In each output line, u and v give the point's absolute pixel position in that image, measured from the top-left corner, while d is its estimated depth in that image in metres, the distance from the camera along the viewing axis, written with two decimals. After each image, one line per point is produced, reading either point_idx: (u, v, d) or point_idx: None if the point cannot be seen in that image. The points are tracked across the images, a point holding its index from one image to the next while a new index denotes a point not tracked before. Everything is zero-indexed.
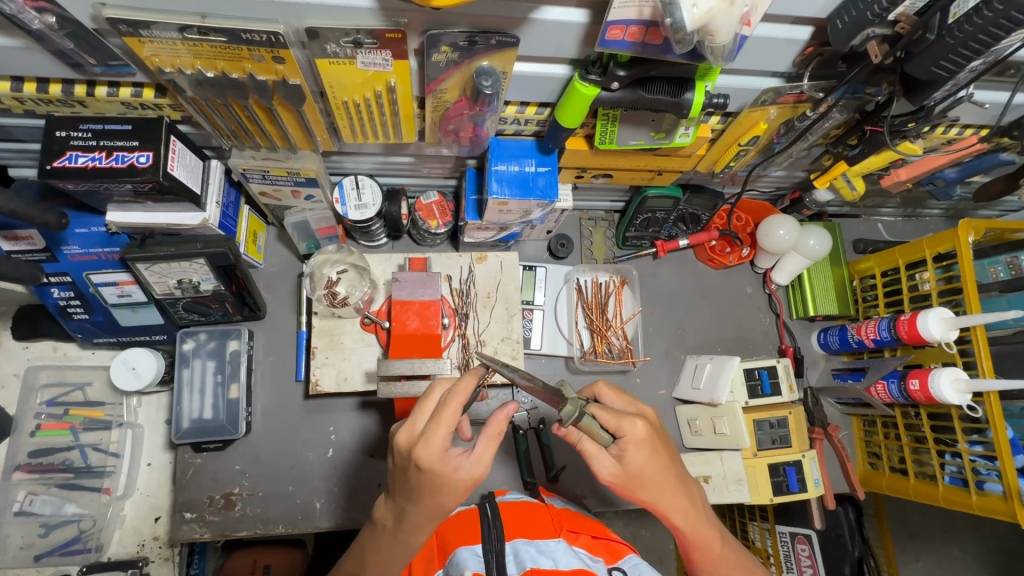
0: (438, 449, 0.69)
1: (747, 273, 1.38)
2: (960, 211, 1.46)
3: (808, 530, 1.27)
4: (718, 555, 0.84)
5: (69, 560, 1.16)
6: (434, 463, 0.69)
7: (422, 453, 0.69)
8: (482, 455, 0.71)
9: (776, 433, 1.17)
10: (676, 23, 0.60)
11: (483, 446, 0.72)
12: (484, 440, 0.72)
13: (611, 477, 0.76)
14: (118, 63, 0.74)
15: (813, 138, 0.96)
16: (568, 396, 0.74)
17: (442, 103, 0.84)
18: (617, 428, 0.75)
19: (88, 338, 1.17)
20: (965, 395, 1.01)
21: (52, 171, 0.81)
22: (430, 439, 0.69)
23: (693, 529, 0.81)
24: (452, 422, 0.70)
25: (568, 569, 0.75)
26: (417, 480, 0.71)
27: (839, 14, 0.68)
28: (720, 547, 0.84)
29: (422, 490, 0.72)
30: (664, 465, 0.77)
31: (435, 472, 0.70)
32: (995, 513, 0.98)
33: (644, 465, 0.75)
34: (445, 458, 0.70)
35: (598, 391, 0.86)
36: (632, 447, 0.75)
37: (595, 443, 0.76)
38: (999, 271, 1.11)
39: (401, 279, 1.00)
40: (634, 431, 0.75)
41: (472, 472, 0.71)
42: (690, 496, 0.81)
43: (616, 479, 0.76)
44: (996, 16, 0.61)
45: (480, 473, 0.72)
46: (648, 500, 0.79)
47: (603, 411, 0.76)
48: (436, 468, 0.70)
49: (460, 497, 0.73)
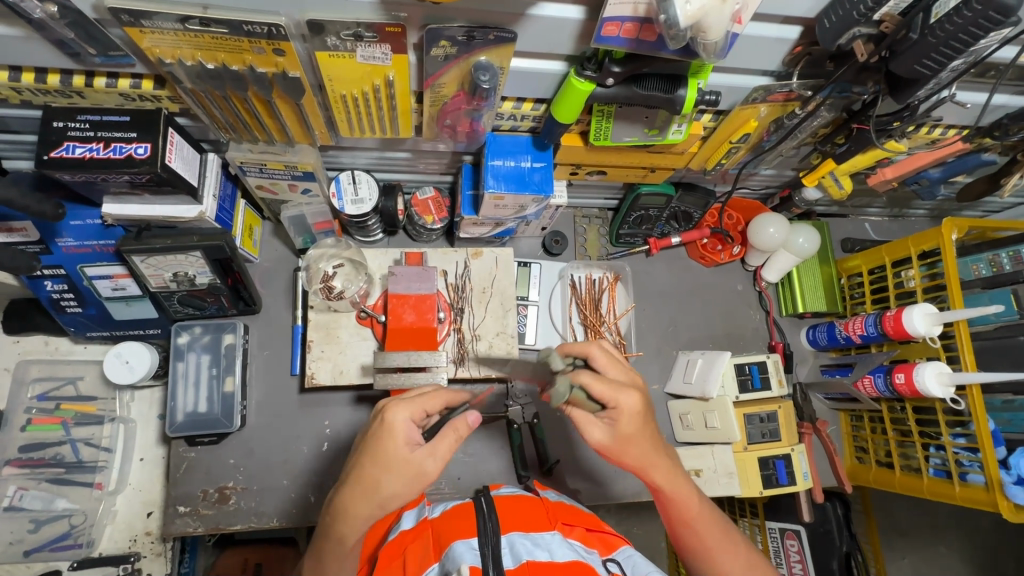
0: (404, 415, 0.74)
1: (738, 271, 1.40)
2: (944, 212, 1.49)
3: (797, 525, 1.29)
4: (694, 515, 0.84)
5: (60, 555, 1.14)
6: (395, 425, 0.73)
7: (389, 412, 0.73)
8: (434, 446, 0.74)
9: (766, 427, 1.19)
10: (670, 19, 0.62)
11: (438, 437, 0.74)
12: (444, 436, 0.74)
13: (600, 443, 0.78)
14: (118, 53, 0.75)
15: (801, 136, 0.99)
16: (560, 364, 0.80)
17: (440, 98, 0.85)
18: (613, 399, 0.75)
19: (80, 332, 1.16)
20: (949, 388, 1.03)
21: (49, 161, 0.81)
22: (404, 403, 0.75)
23: (673, 497, 0.83)
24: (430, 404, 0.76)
25: (565, 562, 0.77)
26: (372, 439, 0.74)
27: (826, 14, 0.70)
28: (694, 508, 0.84)
29: (371, 454, 0.73)
30: (650, 432, 0.79)
31: (387, 437, 0.72)
32: (978, 504, 1.02)
33: (635, 433, 0.77)
34: (408, 428, 0.74)
35: (591, 354, 0.81)
36: (625, 419, 0.76)
37: (586, 412, 0.78)
38: (982, 268, 1.14)
39: (397, 273, 1.01)
40: (627, 402, 0.76)
41: (422, 457, 0.72)
42: (669, 458, 0.83)
43: (609, 442, 0.78)
44: (976, 16, 0.64)
45: (429, 469, 0.73)
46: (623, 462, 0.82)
47: (596, 383, 0.75)
48: (394, 430, 0.73)
49: (397, 488, 0.72)
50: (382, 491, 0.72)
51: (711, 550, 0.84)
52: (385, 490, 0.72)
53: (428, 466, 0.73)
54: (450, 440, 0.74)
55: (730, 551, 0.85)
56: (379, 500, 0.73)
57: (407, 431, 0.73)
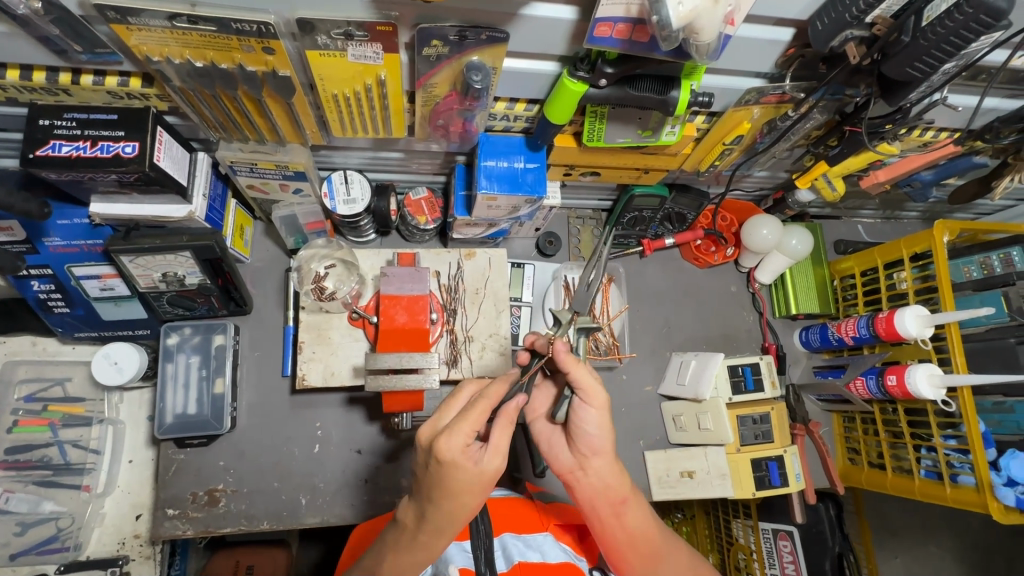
0: (457, 445, 0.69)
1: (731, 272, 1.40)
2: (936, 214, 1.50)
3: (790, 525, 1.28)
4: (648, 523, 0.83)
5: (46, 559, 1.13)
6: (457, 459, 0.69)
7: (442, 448, 0.69)
8: (491, 445, 0.71)
9: (759, 428, 1.20)
10: (662, 20, 0.61)
11: (496, 436, 0.72)
12: (499, 433, 0.72)
13: (601, 405, 0.76)
14: (104, 51, 0.74)
15: (794, 139, 0.99)
16: (563, 319, 0.87)
17: (432, 98, 0.85)
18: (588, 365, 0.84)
19: (68, 332, 1.14)
20: (940, 390, 1.03)
21: (34, 160, 0.80)
22: (453, 433, 0.70)
23: (631, 499, 0.81)
24: (476, 419, 0.70)
25: (556, 563, 0.81)
26: (437, 475, 0.71)
27: (818, 16, 0.70)
28: (648, 513, 0.83)
29: (443, 485, 0.70)
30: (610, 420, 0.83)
31: (454, 470, 0.69)
32: (968, 505, 1.02)
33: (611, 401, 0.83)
34: (467, 452, 0.70)
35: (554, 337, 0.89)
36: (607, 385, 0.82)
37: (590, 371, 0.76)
38: (973, 271, 1.14)
39: (389, 274, 0.99)
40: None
41: (493, 466, 0.71)
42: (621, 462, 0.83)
43: (602, 407, 0.76)
44: (967, 19, 0.64)
45: (502, 466, 0.72)
46: (589, 444, 0.78)
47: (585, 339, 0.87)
48: (456, 462, 0.69)
49: (480, 496, 0.72)
50: (463, 505, 0.72)
51: (659, 555, 0.84)
52: (468, 506, 0.72)
53: (497, 468, 0.71)
54: (507, 431, 0.72)
55: (675, 554, 0.86)
56: (461, 513, 0.73)
57: (472, 453, 0.70)
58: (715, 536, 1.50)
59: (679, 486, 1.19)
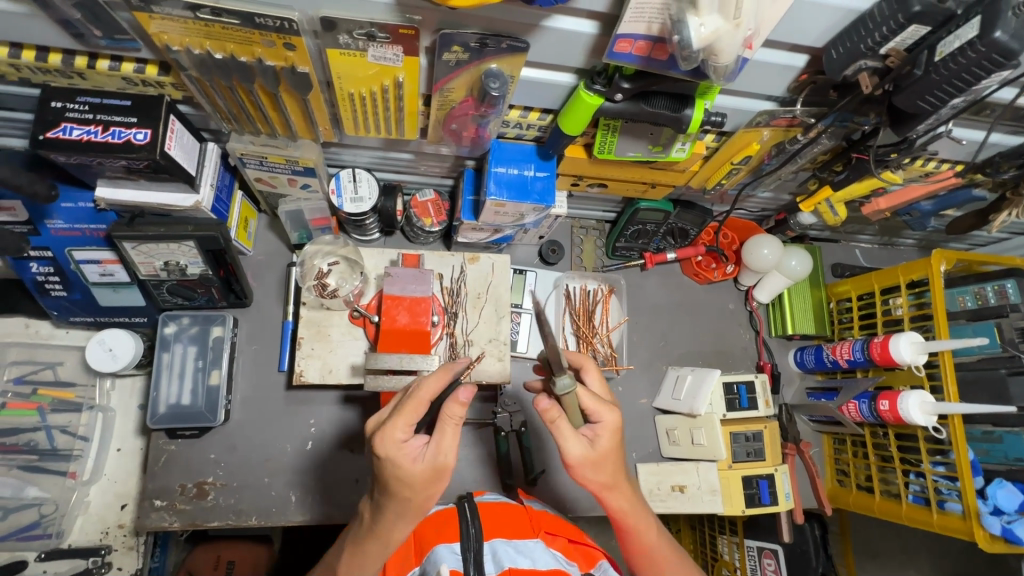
0: (395, 438, 0.70)
1: (730, 289, 1.41)
2: (932, 243, 1.53)
3: (775, 545, 1.27)
4: (654, 546, 0.84)
5: (27, 545, 1.11)
6: (394, 451, 0.70)
7: (380, 446, 0.70)
8: (440, 442, 0.71)
9: (751, 446, 1.21)
10: (683, 40, 0.63)
11: (443, 434, 0.70)
12: (446, 430, 0.70)
13: (578, 458, 0.73)
14: (124, 37, 0.73)
15: (801, 162, 1.00)
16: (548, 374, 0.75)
17: (448, 102, 0.85)
18: (595, 411, 0.76)
19: (63, 317, 1.12)
20: (931, 417, 1.05)
21: (44, 141, 0.80)
22: (387, 430, 0.70)
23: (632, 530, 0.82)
24: (411, 413, 0.71)
25: (546, 569, 0.78)
26: (381, 470, 0.72)
27: (834, 45, 0.72)
28: (656, 534, 0.84)
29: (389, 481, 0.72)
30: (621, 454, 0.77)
31: (395, 462, 0.70)
32: (954, 532, 1.03)
33: (612, 449, 0.75)
34: (404, 446, 0.70)
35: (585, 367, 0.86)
36: (604, 434, 0.75)
37: (571, 427, 0.73)
38: (967, 301, 1.16)
39: (393, 275, 1.01)
40: (610, 418, 0.76)
41: (434, 460, 0.70)
42: (629, 496, 0.80)
43: (577, 462, 0.74)
44: (980, 56, 0.64)
45: (447, 461, 0.71)
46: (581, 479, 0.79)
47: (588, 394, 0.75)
48: (394, 457, 0.70)
49: (434, 489, 0.72)
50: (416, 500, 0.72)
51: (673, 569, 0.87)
52: (425, 500, 0.73)
53: (446, 461, 0.71)
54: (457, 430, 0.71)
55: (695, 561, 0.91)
56: (416, 502, 0.73)
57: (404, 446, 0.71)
58: (700, 551, 1.51)
59: (669, 500, 1.19)
